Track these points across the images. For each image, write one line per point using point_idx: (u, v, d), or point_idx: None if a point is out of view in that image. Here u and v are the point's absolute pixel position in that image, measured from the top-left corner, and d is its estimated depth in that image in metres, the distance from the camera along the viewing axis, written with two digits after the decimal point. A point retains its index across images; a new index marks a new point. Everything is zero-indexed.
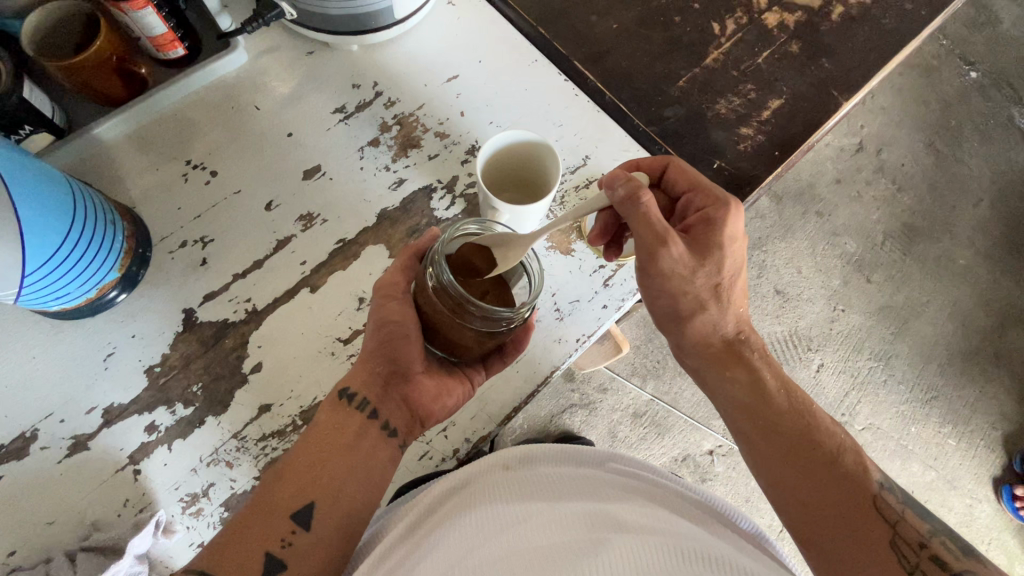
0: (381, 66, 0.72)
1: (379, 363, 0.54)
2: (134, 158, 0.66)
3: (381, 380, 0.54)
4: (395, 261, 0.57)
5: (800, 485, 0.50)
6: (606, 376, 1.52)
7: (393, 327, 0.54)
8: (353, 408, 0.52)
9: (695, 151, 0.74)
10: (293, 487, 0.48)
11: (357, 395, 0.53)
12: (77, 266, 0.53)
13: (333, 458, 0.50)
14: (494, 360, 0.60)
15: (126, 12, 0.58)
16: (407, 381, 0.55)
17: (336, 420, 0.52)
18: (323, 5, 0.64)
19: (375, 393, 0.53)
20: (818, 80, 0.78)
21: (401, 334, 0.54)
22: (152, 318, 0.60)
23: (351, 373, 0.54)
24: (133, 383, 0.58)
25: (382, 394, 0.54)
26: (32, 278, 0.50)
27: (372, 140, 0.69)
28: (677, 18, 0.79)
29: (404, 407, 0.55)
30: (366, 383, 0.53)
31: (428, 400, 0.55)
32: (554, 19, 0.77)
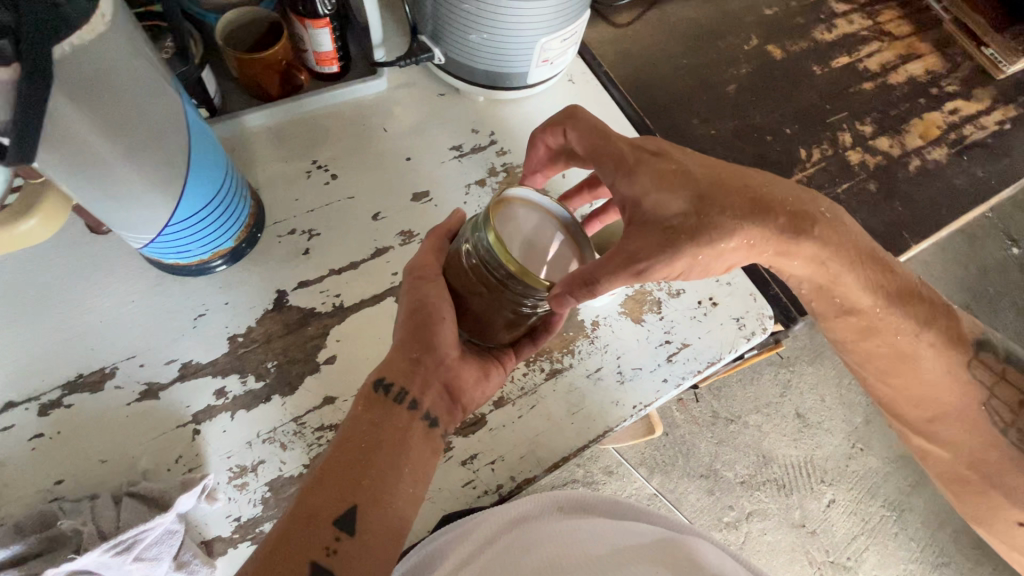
0: (501, 119, 0.80)
1: (412, 352, 0.54)
2: (268, 147, 0.73)
3: (419, 366, 0.53)
4: (426, 244, 0.58)
5: (904, 388, 0.62)
6: (614, 460, 1.50)
7: (425, 308, 0.54)
8: (392, 401, 0.52)
9: None
10: (336, 487, 0.48)
11: (394, 387, 0.53)
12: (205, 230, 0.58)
13: (375, 451, 0.50)
14: (524, 344, 0.62)
15: (307, 27, 0.67)
16: (444, 365, 0.55)
17: (373, 414, 0.52)
18: (471, 60, 0.73)
19: (415, 385, 0.53)
20: (891, 220, 0.83)
21: (437, 317, 0.54)
22: (247, 290, 0.64)
23: (386, 364, 0.54)
24: (214, 346, 0.61)
25: (421, 385, 0.53)
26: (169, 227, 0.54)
27: (480, 181, 0.76)
28: (769, 137, 0.86)
29: (443, 394, 0.55)
30: (398, 373, 0.53)
31: (465, 383, 0.56)
32: (659, 115, 0.85)
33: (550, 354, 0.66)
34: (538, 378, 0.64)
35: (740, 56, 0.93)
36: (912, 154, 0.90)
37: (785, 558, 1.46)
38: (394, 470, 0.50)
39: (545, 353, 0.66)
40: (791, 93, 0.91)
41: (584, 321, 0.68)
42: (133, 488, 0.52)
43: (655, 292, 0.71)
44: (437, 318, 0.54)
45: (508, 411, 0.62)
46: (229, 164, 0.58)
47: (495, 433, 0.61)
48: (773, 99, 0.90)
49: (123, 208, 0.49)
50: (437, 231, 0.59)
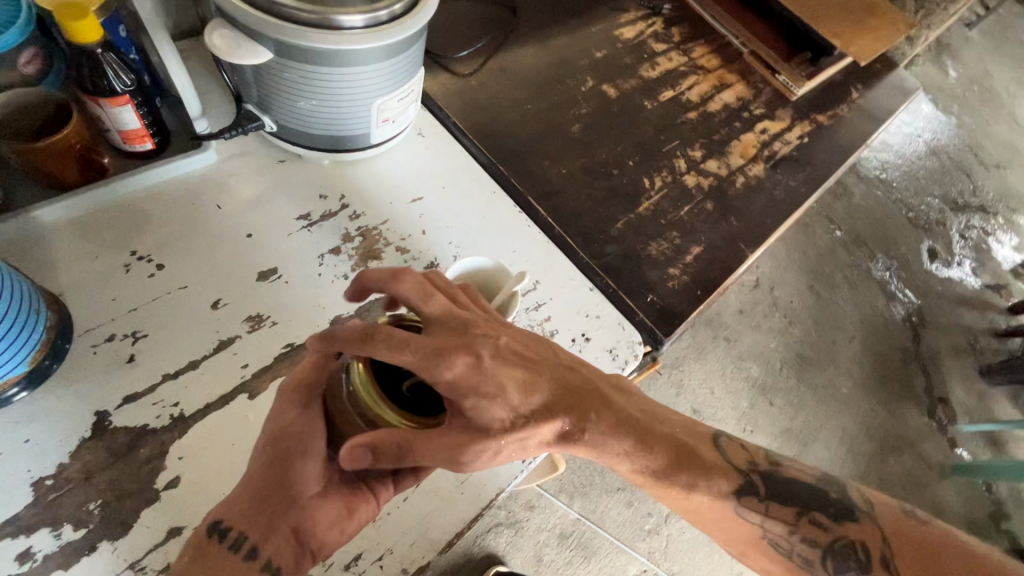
0: (351, 181, 0.77)
1: (260, 487, 0.48)
2: (73, 244, 0.63)
3: (266, 508, 0.48)
4: (311, 357, 0.52)
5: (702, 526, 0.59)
6: (533, 494, 1.48)
7: (284, 438, 0.48)
8: (226, 550, 0.46)
9: (631, 284, 0.82)
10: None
11: (231, 531, 0.47)
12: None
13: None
14: (405, 474, 0.53)
15: (102, 106, 0.59)
16: (299, 507, 0.48)
17: (200, 566, 0.46)
18: (307, 125, 0.69)
19: (257, 531, 0.47)
20: (729, 234, 0.92)
21: (298, 450, 0.48)
22: (56, 420, 0.54)
23: (231, 504, 0.48)
24: (14, 498, 0.50)
25: (268, 529, 0.47)
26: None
27: (334, 249, 0.71)
28: (615, 171, 0.92)
29: (292, 539, 0.48)
30: (240, 514, 0.47)
31: (317, 527, 0.49)
32: (512, 160, 0.88)
33: None
34: None
35: (580, 97, 0.99)
36: (736, 172, 1.01)
37: (705, 552, 1.53)
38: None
39: None
40: (629, 128, 0.98)
41: None
42: None
43: None
44: (293, 452, 0.48)
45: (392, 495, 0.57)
46: (7, 271, 0.49)
47: (380, 524, 0.56)
48: (614, 135, 0.96)
49: None
50: None
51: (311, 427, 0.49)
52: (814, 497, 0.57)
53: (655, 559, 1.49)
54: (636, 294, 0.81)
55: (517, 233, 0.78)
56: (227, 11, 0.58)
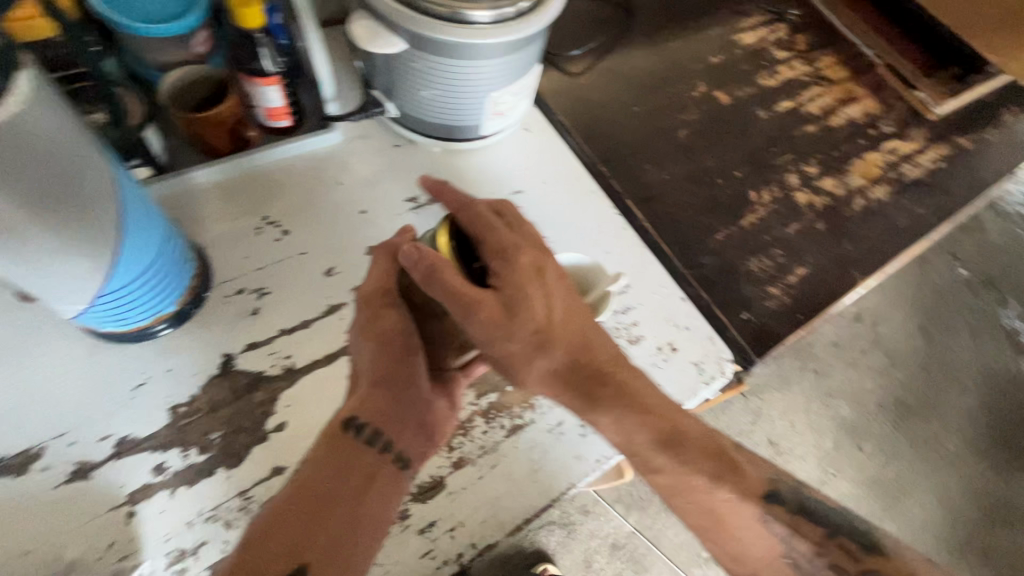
0: (457, 169, 0.80)
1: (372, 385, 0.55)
2: (217, 204, 0.71)
3: (385, 399, 0.55)
4: (375, 265, 0.59)
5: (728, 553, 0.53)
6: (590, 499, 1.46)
7: (384, 335, 0.57)
8: (364, 443, 0.53)
9: (727, 298, 0.78)
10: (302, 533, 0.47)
11: (365, 424, 0.53)
12: (148, 294, 0.56)
13: (336, 485, 0.50)
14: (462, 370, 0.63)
15: (254, 84, 0.66)
16: (409, 392, 0.57)
17: (338, 456, 0.51)
18: (426, 115, 0.73)
19: (389, 425, 0.54)
20: (840, 258, 0.86)
21: (398, 343, 0.57)
22: (191, 356, 0.61)
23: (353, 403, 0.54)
24: (154, 418, 0.58)
25: (387, 418, 0.54)
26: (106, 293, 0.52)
27: None
28: (720, 180, 0.88)
29: (410, 424, 0.56)
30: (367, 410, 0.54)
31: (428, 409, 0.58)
32: (614, 161, 0.87)
33: (510, 409, 0.65)
34: (499, 436, 0.63)
35: (690, 102, 0.96)
36: (855, 193, 0.93)
37: None
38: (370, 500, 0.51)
39: (505, 409, 0.65)
40: (739, 137, 0.94)
41: None
42: None
43: (614, 340, 0.71)
44: (402, 348, 0.57)
45: (468, 472, 0.60)
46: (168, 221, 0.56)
47: (456, 497, 0.59)
48: (723, 144, 0.93)
49: (47, 275, 0.46)
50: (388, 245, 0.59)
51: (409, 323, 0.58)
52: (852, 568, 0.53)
53: None
54: (731, 308, 0.77)
55: (611, 236, 0.79)
56: (373, 6, 0.62)
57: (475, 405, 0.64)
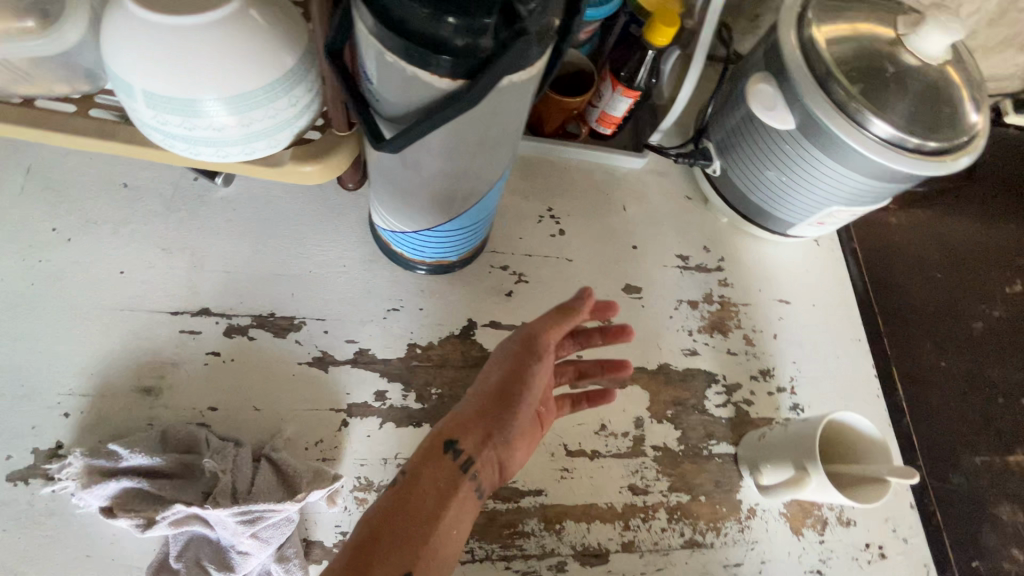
0: (737, 249, 0.75)
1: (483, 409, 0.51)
2: (515, 176, 0.72)
3: (486, 431, 0.50)
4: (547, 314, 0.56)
5: None
6: None
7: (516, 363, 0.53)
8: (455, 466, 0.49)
9: (961, 534, 0.67)
10: (394, 541, 0.44)
11: (462, 450, 0.49)
12: (459, 242, 0.59)
13: (423, 499, 0.47)
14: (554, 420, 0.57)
15: (614, 91, 0.65)
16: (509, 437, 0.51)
17: (435, 470, 0.48)
18: (751, 189, 0.69)
19: (485, 459, 0.50)
20: None
21: (521, 384, 0.52)
22: (443, 306, 0.62)
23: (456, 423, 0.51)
24: (394, 346, 0.59)
25: (482, 446, 0.50)
26: (443, 228, 0.55)
27: (693, 302, 0.71)
28: (1000, 399, 0.76)
29: (496, 464, 0.51)
30: (468, 436, 0.50)
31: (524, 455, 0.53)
32: (893, 319, 0.77)
33: (695, 520, 0.60)
34: (675, 542, 0.58)
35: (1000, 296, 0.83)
36: None
37: None
38: (450, 527, 0.46)
39: (691, 518, 0.60)
40: None
41: (741, 503, 0.62)
42: (274, 453, 0.50)
43: (825, 509, 0.63)
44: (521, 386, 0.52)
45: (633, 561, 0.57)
46: None
47: None
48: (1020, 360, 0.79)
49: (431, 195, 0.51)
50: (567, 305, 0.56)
51: (542, 374, 0.53)
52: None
53: None
54: (961, 546, 0.66)
55: (862, 398, 0.70)
56: (790, 76, 0.58)
57: (664, 496, 0.60)
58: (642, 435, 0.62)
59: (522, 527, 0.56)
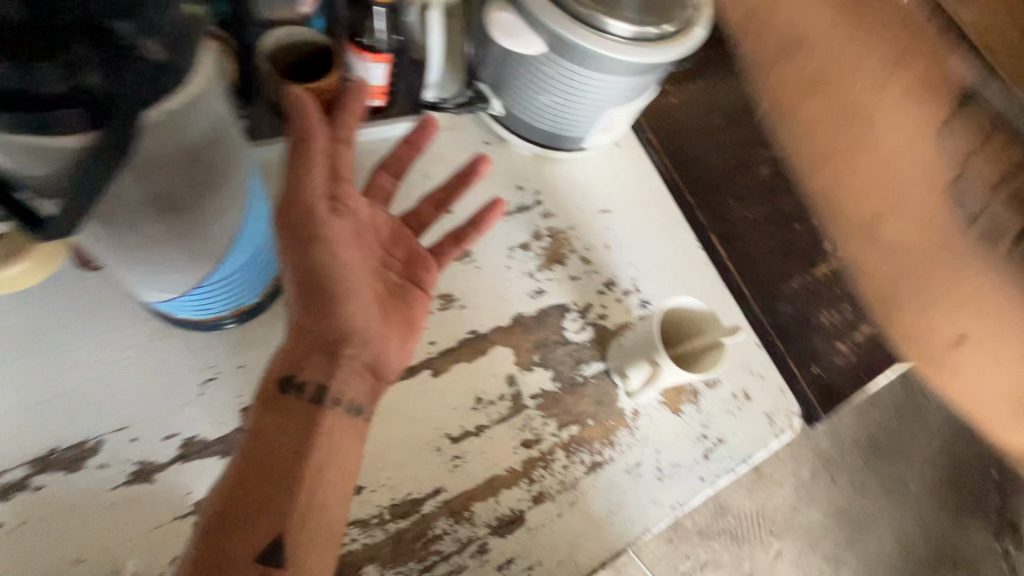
0: (547, 178, 0.76)
1: (320, 339, 0.48)
2: None
3: (318, 351, 0.47)
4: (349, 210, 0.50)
5: None
6: None
7: (323, 267, 0.46)
8: (301, 400, 0.46)
9: (799, 350, 0.77)
10: (258, 496, 0.43)
11: (302, 382, 0.46)
12: (252, 278, 0.51)
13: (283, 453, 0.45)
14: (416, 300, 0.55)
15: (366, 62, 0.61)
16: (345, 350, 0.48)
17: (284, 418, 0.46)
18: (535, 117, 0.68)
19: (332, 382, 0.47)
20: None
21: (338, 289, 0.47)
22: (266, 352, 0.56)
23: (292, 360, 0.47)
24: (225, 420, 0.52)
25: (331, 370, 0.47)
26: (213, 279, 0.47)
27: (524, 244, 0.71)
28: (798, 226, 0.87)
29: (352, 375, 0.48)
30: (308, 366, 0.47)
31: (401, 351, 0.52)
32: (700, 190, 0.84)
33: (591, 444, 0.63)
34: (579, 471, 0.61)
35: None
36: None
37: None
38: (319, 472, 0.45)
39: (586, 444, 0.62)
40: None
41: (625, 411, 0.65)
42: None
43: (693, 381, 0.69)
44: (339, 292, 0.47)
45: (547, 509, 0.58)
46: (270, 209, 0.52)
47: (534, 534, 0.57)
48: None
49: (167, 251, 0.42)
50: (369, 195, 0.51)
51: (357, 274, 0.48)
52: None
53: None
54: (801, 362, 0.76)
55: (696, 271, 0.77)
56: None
57: (556, 437, 0.62)
58: (518, 390, 0.63)
59: (432, 532, 0.54)
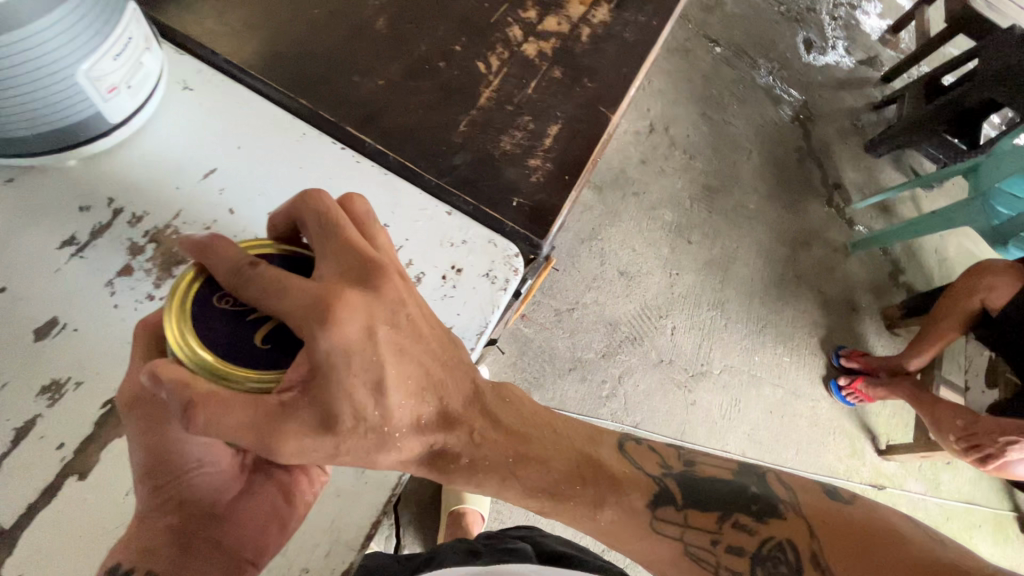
0: (115, 176, 0.61)
1: (168, 519, 0.47)
2: None
3: (173, 534, 0.47)
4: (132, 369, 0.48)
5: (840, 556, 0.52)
6: None
7: (163, 459, 0.47)
8: None
9: (492, 193, 0.72)
10: None
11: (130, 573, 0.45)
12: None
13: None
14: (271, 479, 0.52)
15: None
16: (218, 519, 0.49)
17: None
18: (5, 128, 0.51)
19: (162, 564, 0.46)
20: (585, 100, 0.82)
21: (184, 466, 0.48)
22: None
23: (125, 547, 0.46)
24: None
25: (188, 557, 0.47)
26: None
27: (123, 269, 0.58)
28: (442, 63, 0.78)
29: (210, 557, 0.48)
30: (162, 550, 0.46)
31: (250, 535, 0.50)
32: (314, 87, 0.72)
33: None
34: None
35: None
36: (580, 24, 0.88)
37: (660, 396, 1.59)
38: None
39: None
40: (445, 4, 0.83)
41: None
42: None
43: None
44: (191, 463, 0.48)
45: None
46: None
47: (287, 548, 0.52)
48: (430, 18, 0.81)
49: None
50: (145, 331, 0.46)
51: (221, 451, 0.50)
52: (731, 491, 0.57)
53: (620, 417, 1.54)
54: (499, 203, 0.72)
55: (347, 177, 0.67)
56: None
57: None
58: None
59: None
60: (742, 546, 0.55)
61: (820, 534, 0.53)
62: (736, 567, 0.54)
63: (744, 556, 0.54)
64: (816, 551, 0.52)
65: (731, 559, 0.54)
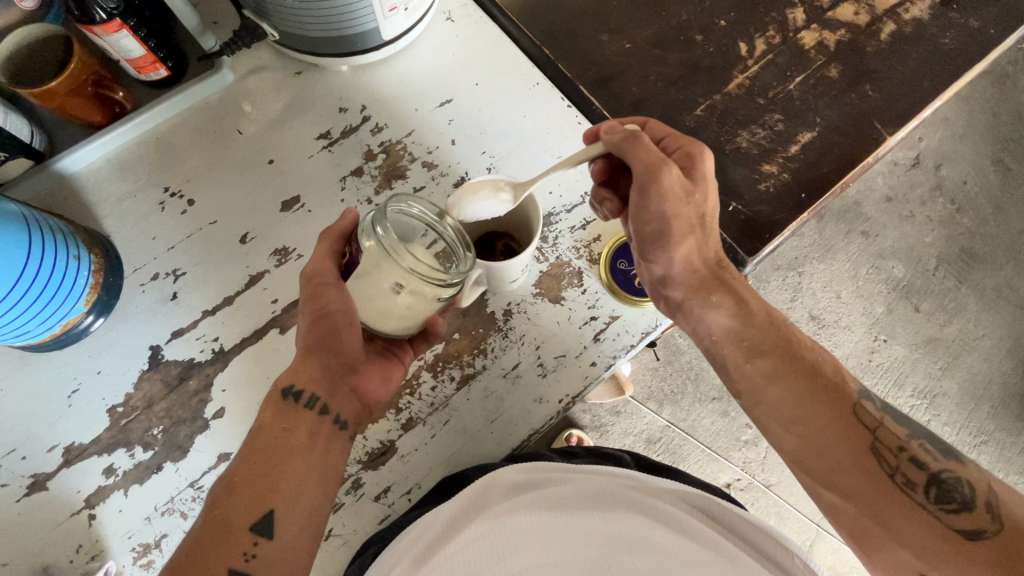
0: (371, 88, 0.68)
1: (324, 359, 0.50)
2: (112, 184, 0.63)
3: (328, 371, 0.50)
4: (317, 249, 0.53)
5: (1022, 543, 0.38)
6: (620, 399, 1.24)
7: (333, 316, 0.49)
8: (302, 407, 0.49)
9: None
10: (245, 486, 0.45)
11: (304, 392, 0.49)
12: (51, 295, 0.52)
13: (287, 458, 0.47)
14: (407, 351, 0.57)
15: (99, 35, 0.55)
16: (354, 371, 0.51)
17: (272, 427, 0.48)
18: (305, 28, 0.60)
19: (324, 389, 0.50)
20: (859, 110, 0.71)
21: (344, 320, 0.49)
22: (118, 354, 0.58)
23: (293, 371, 0.50)
24: (95, 423, 0.56)
25: (332, 389, 0.50)
26: None
27: (356, 170, 0.65)
28: (698, 37, 0.72)
29: (354, 397, 0.52)
30: (312, 381, 0.49)
31: (373, 388, 0.53)
32: (560, 39, 0.73)
33: (460, 358, 0.59)
34: (450, 390, 0.58)
35: None
36: (883, 17, 0.73)
37: None
38: (306, 476, 0.47)
39: (454, 359, 0.59)
40: None
41: (495, 313, 0.60)
42: None
43: (574, 262, 0.62)
44: (352, 315, 0.49)
45: (420, 433, 0.57)
46: (34, 216, 0.51)
47: (408, 460, 0.56)
48: None
49: None
50: (330, 233, 0.53)
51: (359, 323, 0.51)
52: (926, 433, 0.47)
53: (752, 469, 1.22)
54: None
55: (564, 136, 0.66)
56: None
57: (420, 360, 0.58)
58: None
59: None
60: (924, 462, 0.44)
61: (1004, 501, 0.41)
62: (912, 479, 0.44)
63: (925, 471, 0.44)
64: (992, 500, 0.41)
65: (911, 468, 0.44)
